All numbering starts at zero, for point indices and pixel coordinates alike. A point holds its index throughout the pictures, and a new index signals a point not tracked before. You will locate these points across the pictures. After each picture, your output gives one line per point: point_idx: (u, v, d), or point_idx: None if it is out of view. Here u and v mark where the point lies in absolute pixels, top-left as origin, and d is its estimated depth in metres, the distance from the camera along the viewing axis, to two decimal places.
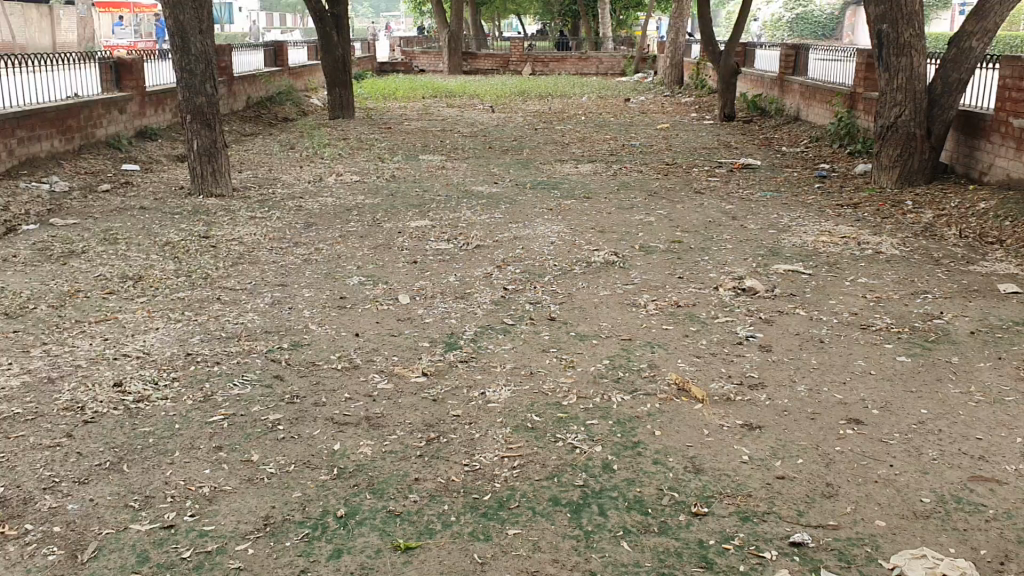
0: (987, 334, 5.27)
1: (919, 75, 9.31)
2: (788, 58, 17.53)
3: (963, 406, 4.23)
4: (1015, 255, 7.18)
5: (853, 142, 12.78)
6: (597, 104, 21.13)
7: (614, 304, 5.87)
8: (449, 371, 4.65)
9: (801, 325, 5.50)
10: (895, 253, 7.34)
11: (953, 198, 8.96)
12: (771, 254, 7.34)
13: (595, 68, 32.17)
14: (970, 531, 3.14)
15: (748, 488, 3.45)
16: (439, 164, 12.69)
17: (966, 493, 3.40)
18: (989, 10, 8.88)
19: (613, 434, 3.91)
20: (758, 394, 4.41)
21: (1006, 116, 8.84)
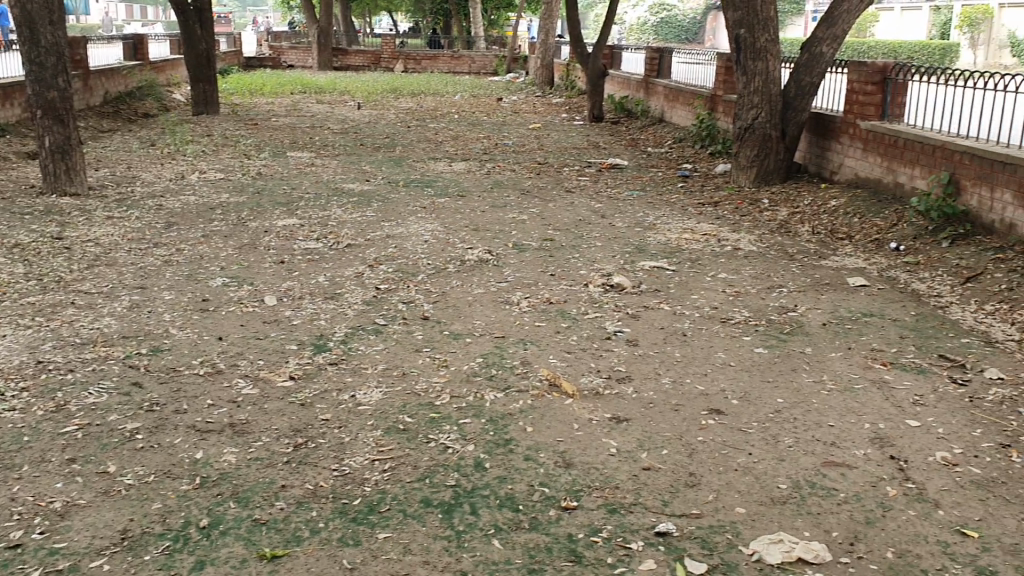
0: (837, 325, 5.54)
1: (774, 78, 9.71)
2: (653, 61, 17.98)
3: (815, 394, 4.44)
4: (864, 250, 7.58)
5: (714, 143, 13.24)
6: (469, 103, 21.15)
7: (487, 302, 5.89)
8: (318, 374, 4.56)
9: (666, 319, 5.65)
10: (754, 250, 7.63)
11: (806, 196, 9.39)
12: (638, 252, 7.52)
13: (468, 67, 32.11)
14: (824, 514, 3.29)
15: (615, 480, 3.52)
16: (308, 161, 12.44)
17: (820, 478, 3.57)
18: (838, 17, 9.34)
19: (485, 432, 3.91)
20: (625, 388, 4.51)
21: (854, 118, 9.32)
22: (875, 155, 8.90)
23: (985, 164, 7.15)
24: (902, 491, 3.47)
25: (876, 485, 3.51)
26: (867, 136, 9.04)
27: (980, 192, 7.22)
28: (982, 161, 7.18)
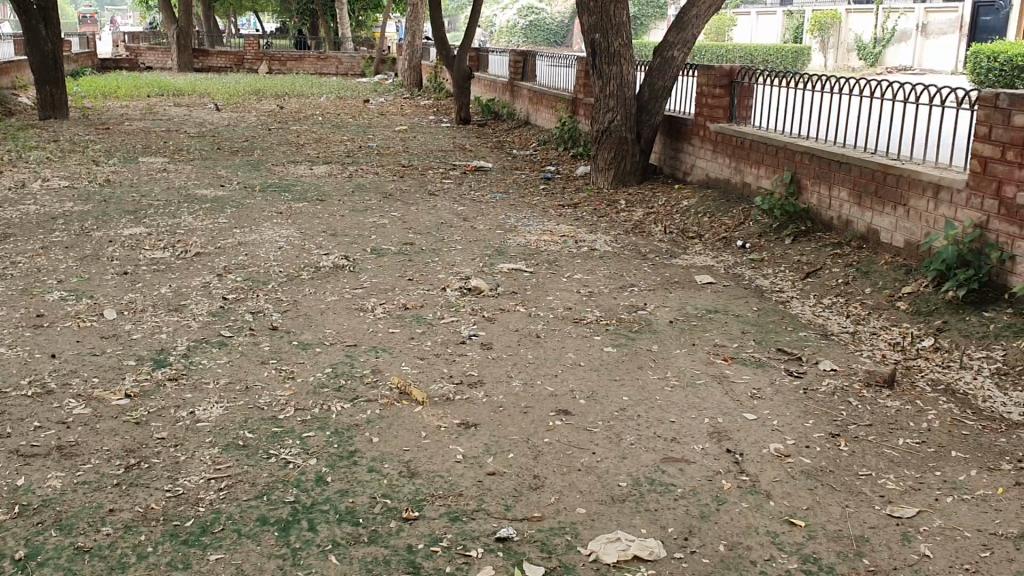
0: (684, 322, 5.69)
1: (628, 82, 9.90)
2: (518, 64, 18.12)
3: (659, 392, 4.54)
4: (714, 248, 7.83)
5: (576, 145, 13.43)
6: (335, 105, 20.84)
7: (340, 309, 5.78)
8: (156, 392, 4.37)
9: (521, 322, 5.68)
10: (609, 250, 7.77)
11: (661, 197, 9.64)
12: (497, 254, 7.54)
13: (335, 68, 31.60)
14: (661, 510, 3.37)
15: (460, 487, 3.50)
16: (160, 166, 11.99)
17: (659, 474, 3.65)
18: (687, 23, 9.60)
19: (329, 445, 3.83)
20: (475, 392, 4.50)
21: (704, 120, 9.60)
22: (725, 156, 9.19)
23: (823, 164, 7.47)
24: (737, 484, 3.58)
25: (712, 479, 3.62)
26: (717, 138, 9.34)
27: (819, 191, 7.55)
28: (821, 160, 7.50)
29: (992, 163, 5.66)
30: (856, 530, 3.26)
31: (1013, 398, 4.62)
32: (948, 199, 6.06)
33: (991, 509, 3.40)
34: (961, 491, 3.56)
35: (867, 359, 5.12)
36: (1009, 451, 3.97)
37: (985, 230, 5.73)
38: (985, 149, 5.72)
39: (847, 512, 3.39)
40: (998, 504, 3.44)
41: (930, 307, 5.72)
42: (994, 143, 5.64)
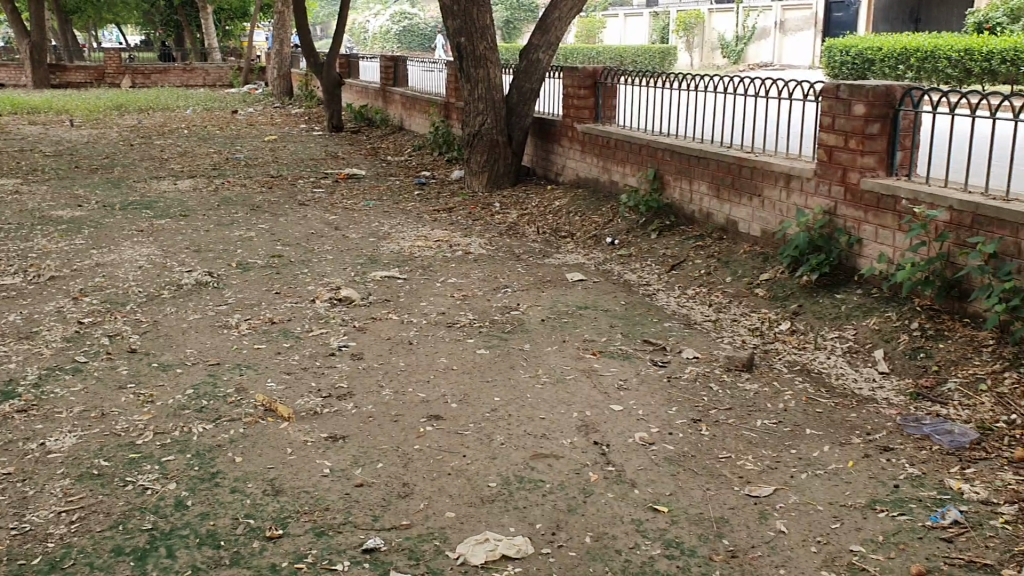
0: (555, 320, 5.76)
1: (495, 85, 9.95)
2: (388, 69, 17.99)
3: (531, 390, 4.57)
4: (585, 246, 7.97)
5: (450, 149, 13.43)
6: (202, 117, 20.26)
7: (204, 328, 5.61)
8: (2, 425, 4.14)
9: (392, 329, 5.63)
10: (482, 252, 7.81)
11: (533, 198, 9.75)
12: (368, 262, 7.47)
13: (203, 79, 30.90)
14: (529, 507, 3.39)
15: (326, 501, 3.44)
16: (12, 188, 11.41)
17: (528, 471, 3.68)
18: (549, 25, 9.72)
19: (190, 467, 3.72)
20: (345, 404, 4.43)
21: (571, 121, 9.74)
22: (592, 155, 9.35)
23: (684, 159, 7.68)
24: (603, 475, 3.64)
25: (579, 472, 3.67)
26: (584, 137, 9.49)
27: (681, 185, 7.76)
28: (681, 155, 7.71)
29: (838, 152, 5.92)
30: (716, 512, 3.36)
31: (863, 373, 4.85)
32: (799, 188, 6.32)
33: (841, 482, 3.56)
34: (814, 467, 3.71)
35: (728, 345, 5.29)
36: (859, 425, 4.16)
37: (833, 216, 6.00)
38: (829, 138, 5.98)
39: (707, 494, 3.49)
40: (848, 477, 3.59)
41: (786, 292, 5.95)
42: (838, 132, 5.90)
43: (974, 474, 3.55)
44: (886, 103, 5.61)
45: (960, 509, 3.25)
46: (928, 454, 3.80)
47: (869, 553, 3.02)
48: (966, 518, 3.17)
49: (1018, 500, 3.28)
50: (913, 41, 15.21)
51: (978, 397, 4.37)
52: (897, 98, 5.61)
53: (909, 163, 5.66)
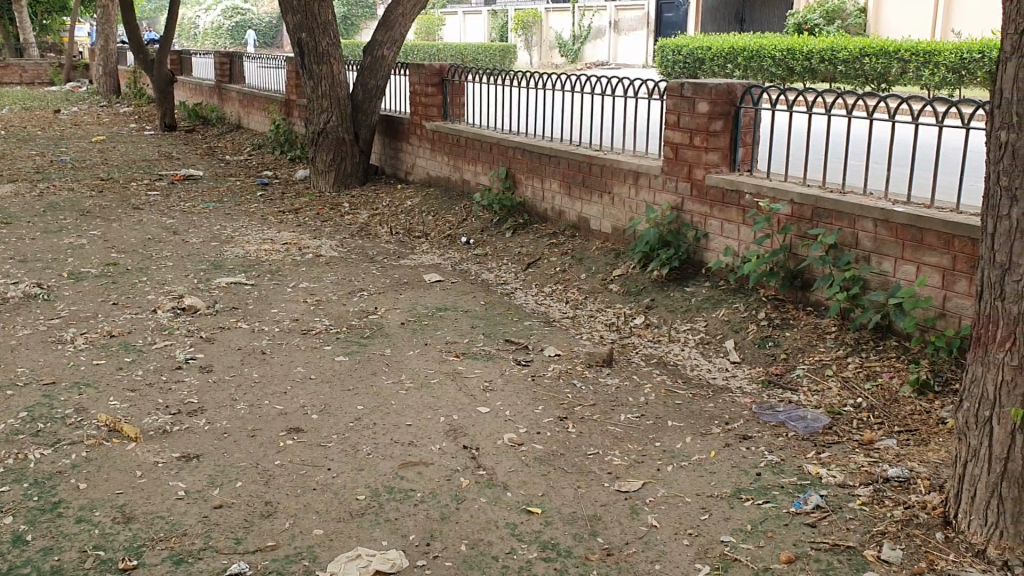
0: (414, 323, 5.66)
1: (339, 82, 9.71)
2: (223, 66, 17.33)
3: (394, 395, 4.47)
4: (439, 246, 7.90)
5: (293, 148, 13.08)
6: (19, 117, 18.92)
7: (34, 344, 5.20)
8: None
9: (243, 339, 5.39)
10: (334, 255, 7.61)
11: (383, 198, 9.59)
12: (213, 268, 7.14)
13: (19, 77, 28.75)
14: (400, 519, 3.30)
15: (183, 526, 3.24)
16: None
17: (397, 481, 3.58)
18: (393, 22, 9.58)
19: (27, 499, 3.41)
20: (196, 420, 4.19)
21: (419, 118, 9.63)
22: (442, 154, 9.28)
23: (534, 157, 7.72)
24: (474, 480, 3.58)
25: (450, 478, 3.60)
26: (433, 136, 9.41)
27: (532, 183, 7.80)
28: (531, 154, 7.74)
29: (683, 149, 6.07)
30: (588, 510, 3.36)
31: (717, 363, 4.99)
32: (647, 184, 6.45)
33: (706, 472, 3.63)
34: (679, 458, 3.77)
35: (587, 341, 5.34)
36: (718, 415, 4.27)
37: (681, 212, 6.16)
38: (675, 136, 6.11)
39: (579, 493, 3.49)
40: (712, 467, 3.67)
41: (639, 287, 6.07)
42: (684, 129, 6.03)
43: (829, 458, 3.71)
44: (728, 101, 5.78)
45: (820, 494, 3.37)
46: (784, 440, 3.94)
47: (739, 543, 3.09)
48: (826, 502, 3.31)
49: (871, 481, 3.45)
50: (739, 41, 15.88)
51: (824, 382, 4.57)
52: (738, 96, 5.80)
53: (750, 159, 5.89)
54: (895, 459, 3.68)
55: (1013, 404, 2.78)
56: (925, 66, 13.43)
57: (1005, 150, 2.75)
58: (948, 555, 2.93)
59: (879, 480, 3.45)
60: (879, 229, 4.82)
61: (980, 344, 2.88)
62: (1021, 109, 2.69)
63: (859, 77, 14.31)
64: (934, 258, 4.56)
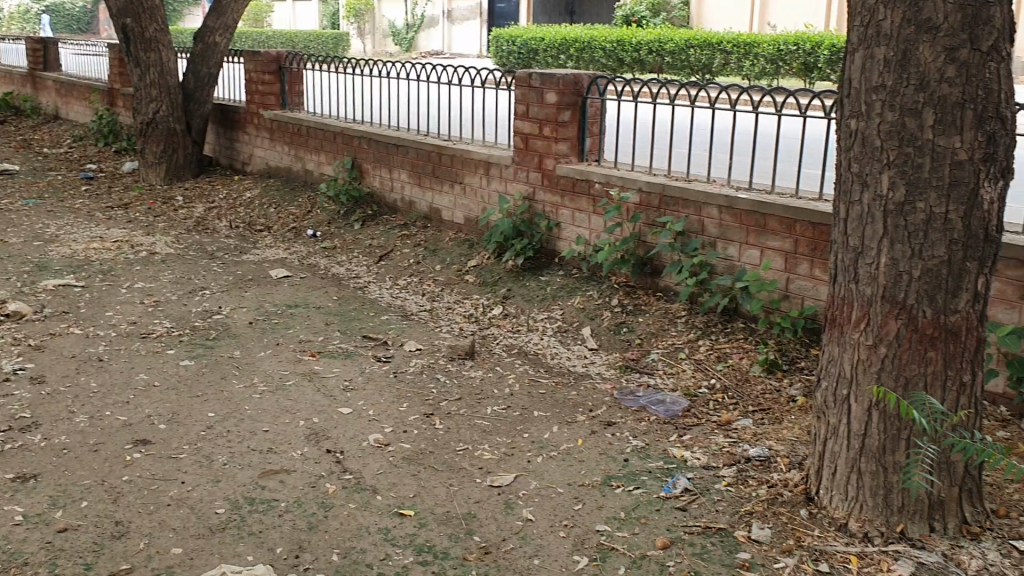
0: (263, 322, 5.43)
1: (169, 70, 9.22)
2: (36, 52, 16.12)
3: (247, 400, 4.26)
4: (283, 240, 7.63)
5: (118, 140, 12.33)
6: None
7: None
8: None
9: (76, 346, 5.01)
10: (172, 252, 7.22)
11: (220, 190, 9.18)
12: (38, 270, 6.62)
13: None
14: (265, 531, 3.14)
15: (24, 555, 2.96)
16: None
17: (259, 491, 3.41)
18: (226, 8, 9.18)
19: None
20: (30, 437, 3.86)
21: (256, 108, 9.26)
22: (282, 144, 8.96)
23: (380, 147, 7.55)
24: (341, 485, 3.45)
25: (315, 485, 3.46)
26: (272, 126, 9.07)
27: (379, 173, 7.64)
28: (377, 144, 7.57)
29: (533, 139, 6.07)
30: (462, 508, 3.30)
31: (576, 351, 5.03)
32: (497, 174, 6.42)
33: (575, 462, 3.64)
34: (548, 449, 3.77)
35: (446, 334, 5.27)
36: (581, 402, 4.30)
37: (532, 201, 6.17)
38: (524, 125, 6.11)
39: (451, 491, 3.43)
40: (580, 456, 3.68)
41: (494, 277, 6.05)
42: (532, 119, 6.03)
43: (692, 441, 3.79)
44: (575, 92, 5.80)
45: (687, 477, 3.45)
46: (648, 424, 4.00)
47: (614, 531, 3.11)
48: (694, 485, 3.38)
49: (734, 462, 3.55)
50: (571, 33, 16.09)
51: (679, 365, 4.68)
52: (585, 87, 5.80)
53: (598, 149, 5.94)
54: (753, 438, 3.80)
55: (869, 382, 2.93)
56: (746, 57, 14.00)
57: (855, 138, 2.87)
58: (813, 530, 3.05)
59: (741, 460, 3.56)
60: (723, 216, 4.98)
61: (835, 325, 3.02)
62: (869, 98, 2.81)
63: (685, 68, 14.75)
64: (776, 242, 4.74)
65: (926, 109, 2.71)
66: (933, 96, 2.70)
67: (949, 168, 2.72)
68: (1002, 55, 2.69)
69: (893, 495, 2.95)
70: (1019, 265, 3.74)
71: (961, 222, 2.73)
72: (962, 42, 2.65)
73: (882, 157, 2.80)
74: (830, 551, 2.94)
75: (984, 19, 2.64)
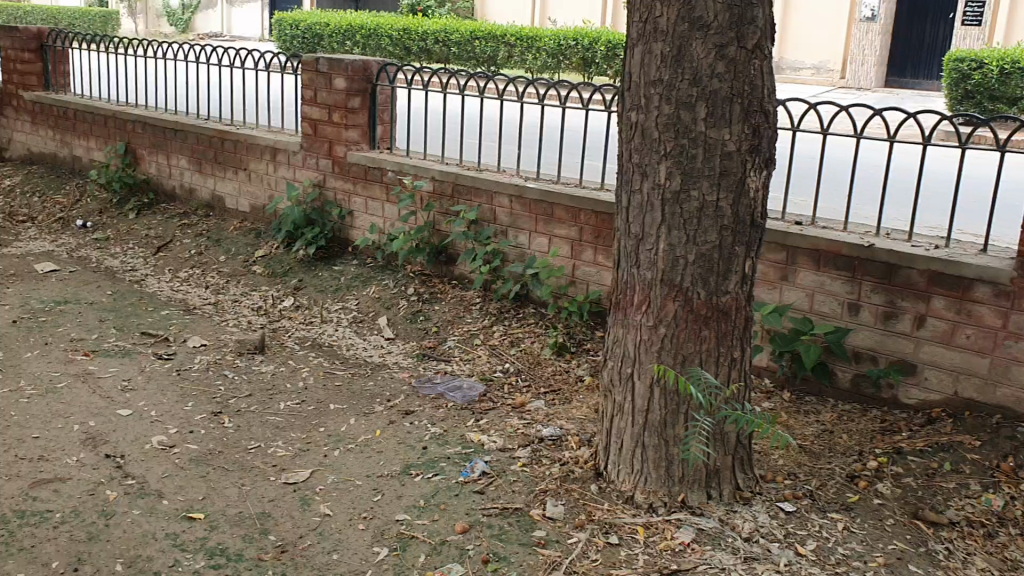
0: (29, 321, 5.02)
1: None
2: None
3: (12, 406, 3.93)
4: (50, 231, 7.08)
5: None
6: None
7: None
8: None
9: None
10: None
11: None
12: None
13: None
14: (38, 545, 2.92)
15: None
16: None
17: (29, 503, 3.16)
18: None
19: None
20: None
21: (15, 88, 8.51)
22: (46, 128, 8.29)
23: (157, 132, 7.16)
24: (122, 492, 3.26)
25: (94, 493, 3.25)
26: (33, 107, 8.37)
27: (157, 160, 7.24)
28: (153, 129, 7.17)
29: (322, 125, 5.95)
30: (255, 508, 3.21)
31: (371, 341, 4.98)
32: (285, 161, 6.24)
33: (372, 453, 3.61)
34: (345, 442, 3.72)
35: (234, 328, 5.07)
36: (377, 393, 4.27)
37: (323, 189, 6.05)
38: (312, 111, 5.97)
39: (243, 491, 3.32)
40: (378, 447, 3.66)
41: (284, 268, 5.89)
42: (321, 106, 5.90)
43: (487, 425, 3.86)
44: (364, 78, 5.73)
45: (484, 460, 3.50)
46: (445, 411, 4.03)
47: (414, 520, 3.12)
48: (491, 468, 3.44)
49: (528, 443, 3.65)
50: (356, 20, 15.83)
51: (474, 351, 4.74)
52: (373, 74, 5.76)
53: (388, 137, 5.90)
54: (545, 419, 3.92)
55: (652, 360, 3.09)
56: (529, 50, 14.36)
57: (635, 129, 3.01)
58: (603, 504, 3.18)
59: (535, 441, 3.66)
60: (514, 205, 5.09)
61: (620, 308, 3.16)
62: (648, 91, 2.96)
63: (471, 60, 14.96)
64: (563, 230, 4.90)
65: (699, 102, 2.88)
66: (705, 90, 2.88)
67: (719, 159, 2.90)
68: (764, 54, 2.91)
69: (674, 466, 3.13)
70: (780, 249, 4.07)
71: (730, 209, 2.93)
72: (730, 39, 2.85)
73: (660, 149, 2.95)
74: (619, 523, 3.08)
75: (748, 19, 2.85)
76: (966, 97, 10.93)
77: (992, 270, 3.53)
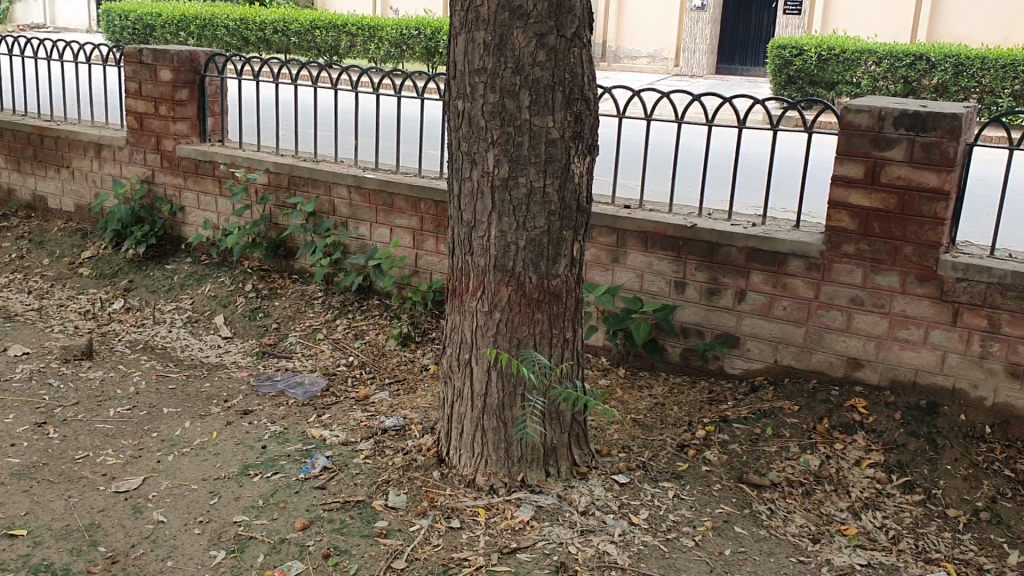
0: None
1: None
2: None
3: None
4: None
5: None
6: None
7: None
8: None
9: None
10: None
11: None
12: None
13: None
14: None
15: None
16: None
17: None
18: None
19: None
20: None
21: None
22: None
23: None
24: None
25: None
26: None
27: None
28: None
29: (148, 118, 5.70)
30: (83, 519, 3.07)
31: (208, 340, 4.84)
32: (110, 156, 5.97)
33: (209, 455, 3.52)
34: (179, 446, 3.61)
35: (59, 334, 4.82)
36: (215, 393, 4.16)
37: (152, 185, 5.83)
38: (137, 104, 5.72)
39: (70, 503, 3.17)
40: (215, 449, 3.57)
41: (113, 269, 5.64)
42: (146, 98, 5.66)
43: (331, 420, 3.82)
44: (191, 70, 5.52)
45: (325, 456, 3.47)
46: (286, 408, 3.97)
47: (253, 520, 3.06)
48: (333, 463, 3.41)
49: (371, 435, 3.64)
50: (188, 8, 15.14)
51: (316, 346, 4.68)
52: (201, 65, 5.55)
53: (220, 129, 5.72)
54: (389, 409, 3.92)
55: (488, 345, 3.13)
56: (371, 39, 14.30)
57: (462, 117, 3.03)
58: (444, 490, 3.21)
59: (378, 433, 3.66)
60: (352, 196, 5.04)
61: (455, 294, 3.19)
62: (473, 80, 2.99)
63: (312, 49, 14.64)
64: (404, 221, 4.90)
65: (523, 91, 2.94)
66: (528, 79, 2.93)
67: (544, 146, 2.97)
68: (583, 42, 2.99)
69: (513, 447, 3.20)
70: (610, 232, 4.20)
71: (556, 194, 3.01)
72: (549, 28, 2.91)
73: (488, 137, 2.99)
74: (460, 507, 3.12)
75: (566, 9, 2.93)
76: (789, 83, 11.52)
77: (805, 245, 3.76)
